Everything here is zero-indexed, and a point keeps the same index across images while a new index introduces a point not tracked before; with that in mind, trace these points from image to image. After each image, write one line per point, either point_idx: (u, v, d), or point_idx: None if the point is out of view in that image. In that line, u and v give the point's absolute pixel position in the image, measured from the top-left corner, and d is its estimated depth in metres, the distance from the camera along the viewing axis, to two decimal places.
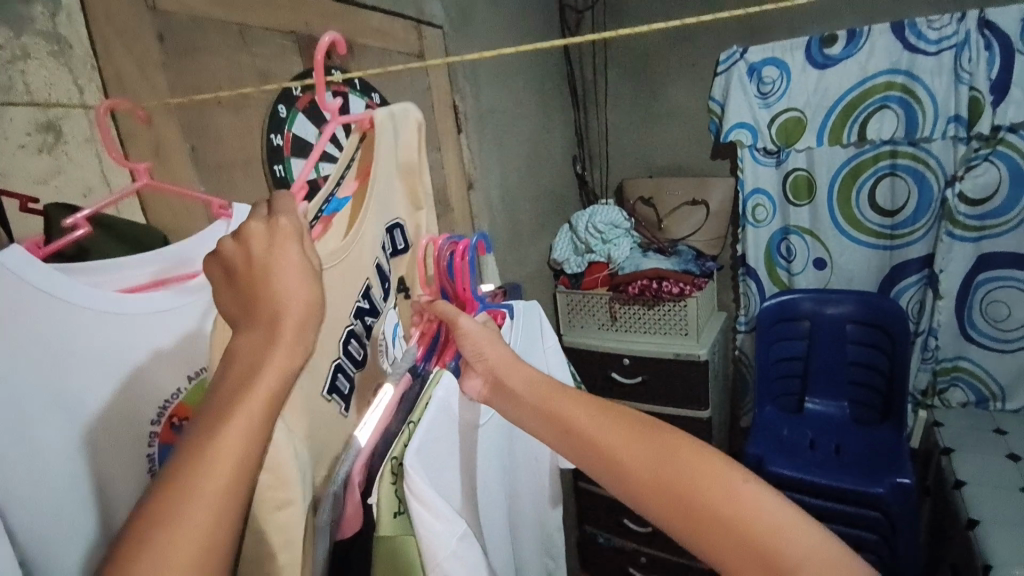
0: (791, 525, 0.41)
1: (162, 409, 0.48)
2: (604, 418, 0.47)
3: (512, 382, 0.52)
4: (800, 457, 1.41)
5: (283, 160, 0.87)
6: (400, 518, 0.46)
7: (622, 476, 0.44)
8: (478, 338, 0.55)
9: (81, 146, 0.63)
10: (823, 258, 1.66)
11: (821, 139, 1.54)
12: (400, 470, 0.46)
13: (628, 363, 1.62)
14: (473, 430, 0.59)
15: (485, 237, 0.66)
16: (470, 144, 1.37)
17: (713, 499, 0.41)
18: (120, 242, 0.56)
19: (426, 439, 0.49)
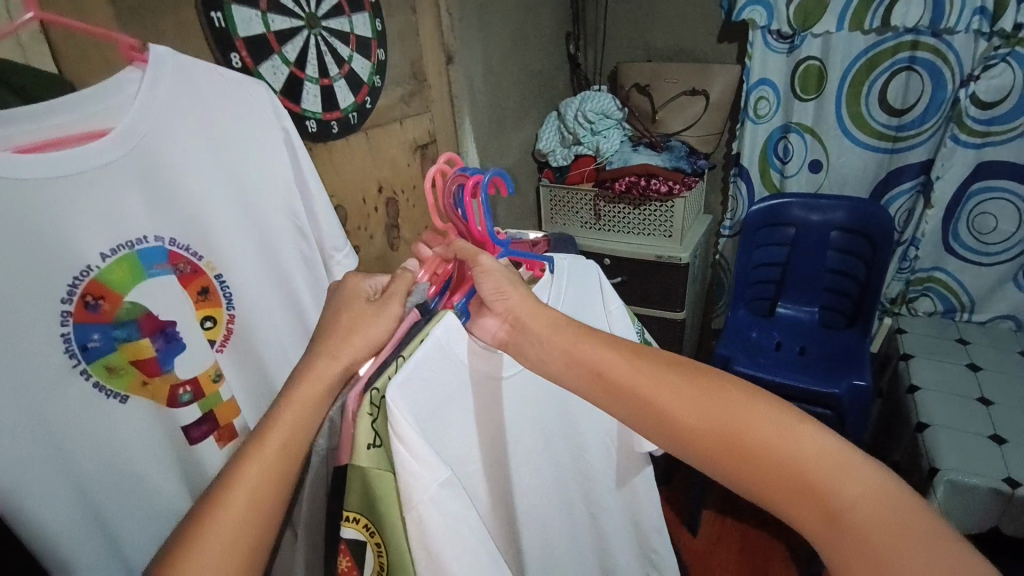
0: (845, 466, 0.44)
1: (72, 285, 0.50)
2: (655, 371, 0.49)
3: (535, 325, 0.52)
4: (763, 357, 1.46)
5: (223, 6, 0.72)
6: (374, 450, 0.47)
7: (684, 433, 0.47)
8: (500, 278, 0.55)
9: None
10: (819, 161, 1.59)
11: (842, 24, 1.39)
12: (381, 404, 0.48)
13: (608, 264, 1.60)
14: (494, 380, 0.61)
15: (503, 173, 0.60)
16: (450, 7, 1.19)
17: (769, 444, 0.45)
18: (14, 93, 0.51)
19: (413, 375, 0.51)
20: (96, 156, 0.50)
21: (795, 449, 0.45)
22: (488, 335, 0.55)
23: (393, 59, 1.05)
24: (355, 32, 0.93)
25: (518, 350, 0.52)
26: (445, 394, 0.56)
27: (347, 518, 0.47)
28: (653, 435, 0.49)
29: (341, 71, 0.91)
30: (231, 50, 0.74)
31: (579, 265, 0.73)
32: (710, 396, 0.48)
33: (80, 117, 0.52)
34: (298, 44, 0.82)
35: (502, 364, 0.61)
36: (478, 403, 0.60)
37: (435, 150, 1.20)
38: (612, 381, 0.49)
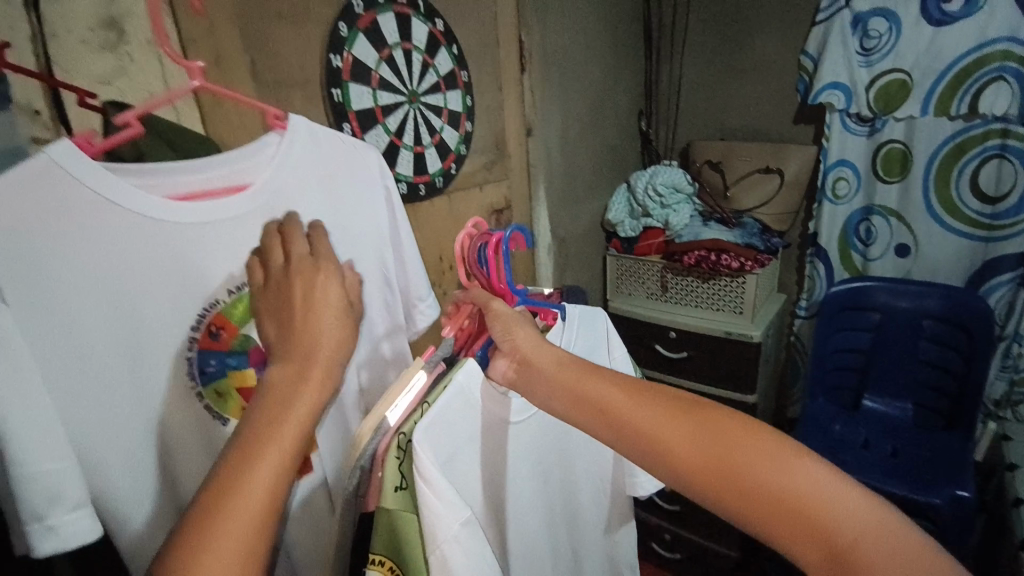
0: (838, 497, 0.43)
1: (202, 317, 0.55)
2: (647, 401, 0.50)
3: (540, 361, 0.53)
4: (849, 455, 1.34)
5: (341, 84, 0.82)
6: (401, 493, 0.51)
7: (680, 466, 0.47)
8: (509, 320, 0.57)
9: (143, 48, 0.63)
10: (907, 245, 1.51)
11: (926, 110, 1.37)
12: (406, 447, 0.52)
13: (674, 337, 1.56)
14: (502, 427, 0.62)
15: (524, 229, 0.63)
16: (534, 86, 1.29)
17: (762, 477, 0.45)
18: (172, 150, 0.59)
19: (436, 421, 0.54)
20: (235, 207, 0.56)
21: (793, 485, 0.44)
22: (498, 375, 0.57)
23: (480, 131, 1.13)
24: (448, 106, 1.02)
25: (528, 389, 0.53)
26: (460, 440, 0.58)
27: (374, 561, 0.51)
28: (653, 470, 0.49)
29: (433, 140, 0.99)
30: (344, 120, 0.83)
31: (587, 314, 0.74)
32: (707, 431, 0.47)
33: (226, 172, 0.58)
34: (398, 116, 0.91)
35: (511, 408, 0.61)
36: (483, 452, 0.61)
37: (510, 215, 1.26)
38: (612, 418, 0.49)
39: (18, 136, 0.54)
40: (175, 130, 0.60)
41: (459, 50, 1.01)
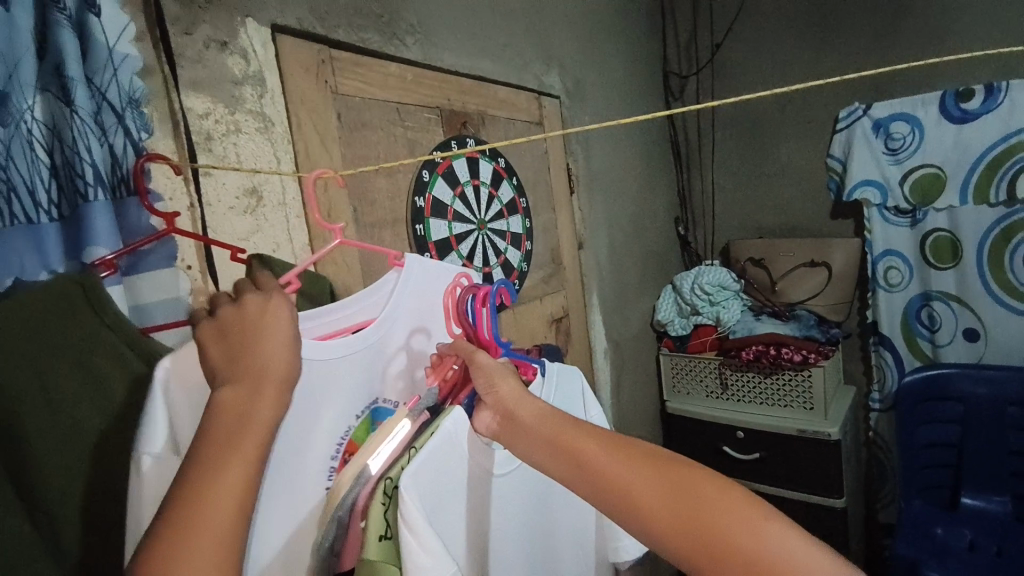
0: (816, 565, 0.40)
1: (337, 448, 0.55)
2: (621, 454, 0.46)
3: (523, 414, 0.50)
4: (957, 561, 1.20)
5: (424, 220, 0.94)
6: (385, 543, 0.45)
7: (651, 522, 0.43)
8: (493, 373, 0.53)
9: (275, 209, 0.75)
10: (975, 329, 1.46)
11: (965, 198, 1.41)
12: (394, 493, 0.46)
13: (742, 436, 1.51)
14: (486, 479, 0.56)
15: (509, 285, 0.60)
16: (582, 205, 1.41)
17: (737, 540, 0.41)
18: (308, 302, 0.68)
19: (426, 466, 0.48)
20: (361, 343, 0.56)
21: (767, 551, 0.40)
22: (483, 428, 0.53)
23: (538, 248, 1.23)
24: (510, 229, 1.12)
25: (510, 445, 0.50)
26: (447, 490, 0.52)
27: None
28: (626, 527, 0.45)
29: (498, 260, 1.09)
30: (425, 250, 0.94)
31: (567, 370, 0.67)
32: (683, 492, 0.44)
33: (351, 309, 0.59)
34: (469, 242, 1.02)
35: (495, 459, 0.56)
36: (469, 509, 0.55)
37: (568, 323, 1.31)
38: (591, 473, 0.46)
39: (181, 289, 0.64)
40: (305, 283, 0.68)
41: (519, 181, 1.15)
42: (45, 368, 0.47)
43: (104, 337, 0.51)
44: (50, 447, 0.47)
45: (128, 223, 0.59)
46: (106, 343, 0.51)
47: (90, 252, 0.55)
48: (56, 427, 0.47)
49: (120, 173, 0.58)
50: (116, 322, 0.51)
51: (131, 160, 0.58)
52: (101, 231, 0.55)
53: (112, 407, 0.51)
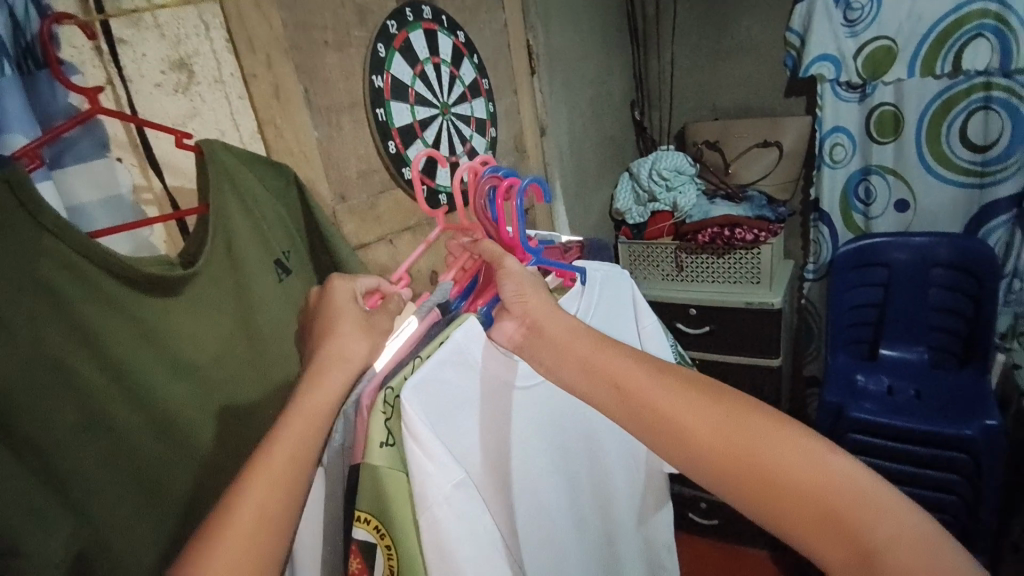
0: (864, 493, 0.42)
1: None
2: (661, 380, 0.47)
3: (551, 328, 0.50)
4: (872, 402, 1.38)
5: (384, 103, 0.83)
6: (388, 450, 0.46)
7: (709, 459, 0.44)
8: (522, 280, 0.54)
9: (212, 87, 0.63)
10: (906, 199, 1.59)
11: (912, 71, 1.45)
12: (395, 402, 0.47)
13: (695, 313, 1.60)
14: (507, 388, 0.59)
15: (540, 180, 0.61)
16: (542, 87, 1.32)
17: (789, 471, 0.43)
18: (269, 192, 0.62)
19: (431, 378, 0.51)
20: None
21: (831, 481, 0.42)
22: (503, 337, 0.54)
23: (502, 135, 1.15)
24: (475, 114, 1.03)
25: (535, 358, 0.50)
26: (457, 400, 0.54)
27: (358, 518, 0.45)
28: (671, 455, 0.45)
29: (464, 148, 0.99)
30: (389, 137, 0.84)
31: (612, 276, 0.73)
32: (736, 426, 0.45)
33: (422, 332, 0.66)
34: (435, 128, 0.92)
35: (516, 372, 0.59)
36: (484, 421, 0.56)
37: (534, 215, 1.28)
38: (630, 395, 0.46)
39: (117, 182, 0.54)
40: (257, 188, 0.60)
41: (480, 59, 1.05)
42: None
43: (48, 246, 0.44)
44: (69, 416, 0.45)
45: (42, 107, 0.49)
46: (55, 252, 0.45)
47: (7, 141, 0.45)
48: (31, 363, 0.44)
49: (24, 41, 0.47)
50: (60, 226, 0.44)
51: (36, 24, 0.48)
52: (15, 115, 0.45)
53: (119, 364, 0.48)
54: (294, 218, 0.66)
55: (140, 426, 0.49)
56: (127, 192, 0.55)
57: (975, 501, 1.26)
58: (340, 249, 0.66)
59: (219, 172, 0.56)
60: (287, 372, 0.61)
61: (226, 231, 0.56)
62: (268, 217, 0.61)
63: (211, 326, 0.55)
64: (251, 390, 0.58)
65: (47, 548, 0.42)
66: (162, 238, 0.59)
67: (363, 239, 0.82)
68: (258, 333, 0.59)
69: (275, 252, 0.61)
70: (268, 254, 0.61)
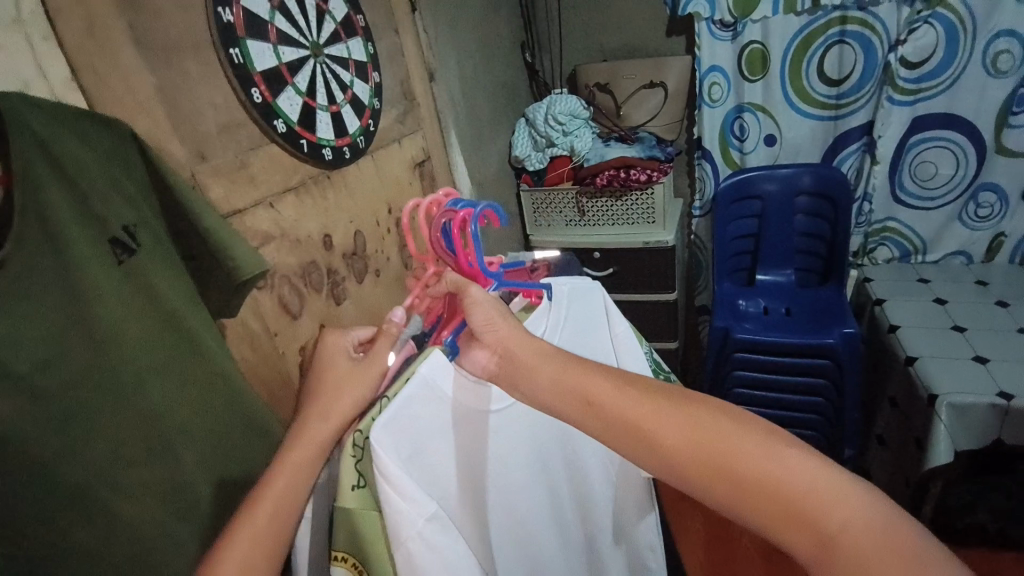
0: (824, 483, 0.44)
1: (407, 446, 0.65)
2: (628, 388, 0.47)
3: (522, 352, 0.49)
4: (751, 321, 1.55)
5: (238, 42, 0.70)
6: (360, 491, 0.49)
7: (678, 463, 0.45)
8: (488, 309, 0.53)
9: (8, 28, 0.49)
10: (773, 134, 1.73)
11: (776, 8, 1.54)
12: (365, 444, 0.49)
13: (599, 256, 1.65)
14: (482, 415, 0.60)
15: (496, 205, 0.63)
16: (426, 26, 1.22)
17: (753, 468, 0.44)
18: (106, 158, 0.51)
19: (402, 416, 0.52)
20: None
21: (792, 475, 0.44)
22: (478, 368, 0.53)
23: (386, 81, 1.05)
24: (353, 57, 0.92)
25: (510, 386, 0.49)
26: (429, 433, 0.56)
27: (336, 557, 0.48)
28: (640, 459, 0.46)
29: (345, 96, 0.89)
30: (251, 84, 0.72)
31: (581, 289, 0.73)
32: (702, 426, 0.46)
33: None
34: (307, 73, 0.80)
35: (491, 398, 0.60)
36: (459, 448, 0.59)
37: (432, 167, 1.19)
38: (600, 410, 0.46)
39: None
40: (85, 153, 0.48)
41: None
42: None
43: None
44: None
45: None
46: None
47: None
48: None
49: None
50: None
51: None
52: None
53: None
54: (144, 189, 0.54)
55: None
56: None
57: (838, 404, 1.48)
58: (208, 219, 0.57)
59: (22, 134, 0.44)
60: (144, 366, 0.52)
61: (39, 210, 0.45)
62: (97, 183, 0.49)
63: (35, 330, 0.45)
64: (105, 394, 0.49)
65: None
66: None
67: (236, 205, 0.71)
68: (97, 324, 0.48)
69: (110, 229, 0.50)
70: (100, 233, 0.49)
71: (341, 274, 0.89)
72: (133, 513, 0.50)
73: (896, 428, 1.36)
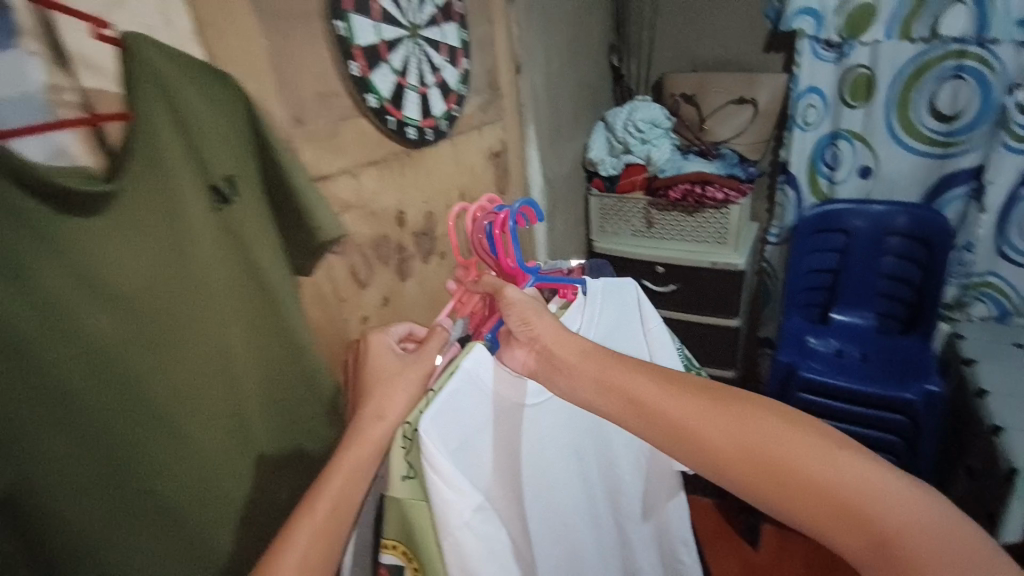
0: (892, 491, 0.42)
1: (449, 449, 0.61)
2: (684, 398, 0.45)
3: (562, 351, 0.49)
4: (821, 361, 1.45)
5: (344, 15, 0.73)
6: (410, 481, 0.48)
7: (738, 470, 0.43)
8: (525, 309, 0.53)
9: None
10: (869, 166, 1.61)
11: (890, 32, 1.44)
12: (412, 436, 0.48)
13: (662, 271, 1.60)
14: (517, 408, 0.59)
15: (532, 202, 0.65)
16: (519, 19, 1.22)
17: (818, 477, 0.42)
18: (214, 108, 0.53)
19: (448, 406, 0.51)
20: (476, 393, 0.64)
21: (860, 485, 0.41)
22: (517, 364, 0.52)
23: (475, 68, 1.06)
24: (446, 41, 0.93)
25: (549, 384, 0.49)
26: (473, 426, 0.54)
27: (386, 544, 0.49)
28: (695, 466, 0.44)
29: (435, 79, 0.90)
30: (350, 57, 0.74)
31: (615, 284, 0.69)
32: (761, 432, 0.43)
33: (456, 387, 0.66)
34: (402, 53, 0.82)
35: (526, 391, 0.59)
36: (495, 440, 0.57)
37: (507, 158, 1.20)
38: (648, 412, 0.45)
39: (31, 76, 0.44)
40: (197, 102, 0.51)
41: None
42: None
43: None
44: None
45: None
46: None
47: None
48: None
49: None
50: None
51: None
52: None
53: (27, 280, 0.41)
54: (242, 141, 0.56)
55: (60, 357, 0.42)
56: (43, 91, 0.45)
57: (906, 461, 1.37)
58: (296, 178, 0.59)
59: (146, 74, 0.47)
60: (223, 305, 0.54)
61: (151, 146, 0.48)
62: (208, 131, 0.52)
63: (140, 255, 0.47)
64: (193, 327, 0.51)
65: None
66: (81, 150, 0.49)
67: (323, 170, 0.74)
68: (188, 263, 0.51)
69: (212, 176, 0.53)
70: (202, 177, 0.52)
71: (409, 251, 0.91)
72: (203, 449, 0.52)
73: (973, 503, 1.23)
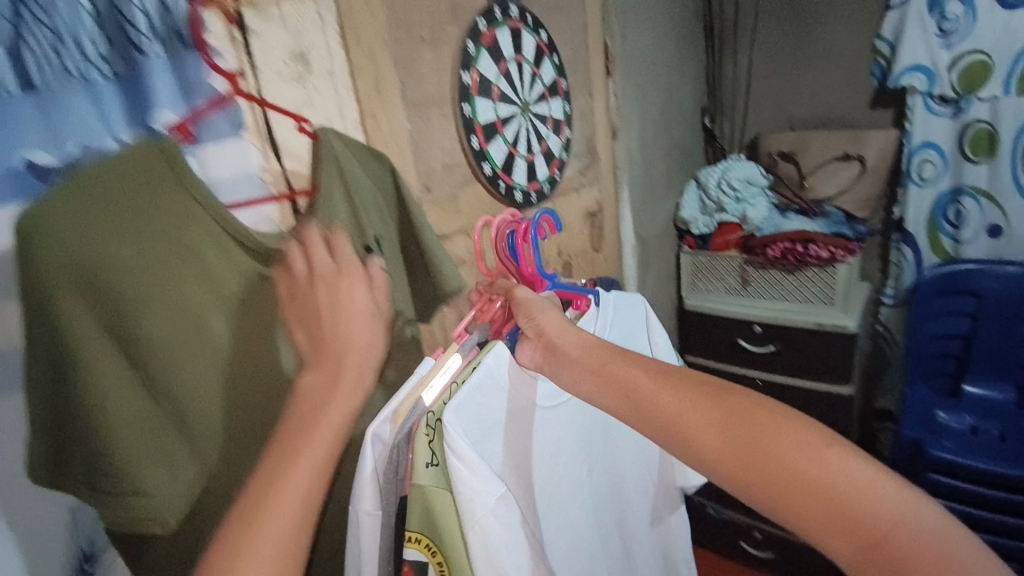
0: (871, 481, 0.44)
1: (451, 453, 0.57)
2: (672, 391, 0.50)
3: (567, 346, 0.55)
4: (952, 440, 1.28)
5: (470, 99, 0.84)
6: (434, 469, 0.49)
7: (718, 459, 0.47)
8: (530, 305, 0.58)
9: (325, 78, 0.66)
10: (1000, 224, 1.47)
11: (1010, 88, 1.35)
12: (436, 425, 0.50)
13: (760, 331, 1.54)
14: (529, 406, 0.60)
15: (550, 212, 0.64)
16: (617, 91, 1.31)
17: (793, 463, 0.45)
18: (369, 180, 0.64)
19: (467, 399, 0.53)
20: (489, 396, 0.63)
21: (838, 477, 0.44)
22: (526, 360, 0.58)
23: (576, 136, 1.16)
24: (552, 114, 1.03)
25: (555, 375, 0.55)
26: (492, 421, 0.55)
27: (410, 538, 0.49)
28: (685, 459, 0.49)
29: (541, 147, 0.99)
30: (472, 132, 0.85)
31: (625, 297, 0.74)
32: (741, 423, 0.48)
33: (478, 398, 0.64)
34: (514, 127, 0.92)
35: (539, 391, 0.61)
36: (510, 441, 0.57)
37: (602, 218, 1.26)
38: (641, 404, 0.50)
39: (249, 160, 0.58)
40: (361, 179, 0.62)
41: (560, 60, 1.05)
42: (146, 243, 0.46)
43: (197, 216, 0.49)
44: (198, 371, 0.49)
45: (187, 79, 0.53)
46: (197, 220, 0.49)
47: (158, 117, 0.52)
48: (174, 312, 0.47)
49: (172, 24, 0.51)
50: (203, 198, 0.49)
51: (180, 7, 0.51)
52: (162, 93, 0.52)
53: (244, 324, 0.52)
54: (386, 205, 0.67)
55: (257, 385, 0.53)
56: (258, 172, 0.59)
57: None
58: (426, 235, 0.68)
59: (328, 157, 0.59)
60: None
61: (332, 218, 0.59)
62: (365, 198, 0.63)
63: None
64: None
65: (179, 488, 0.46)
66: (276, 214, 0.62)
67: (444, 230, 0.83)
68: None
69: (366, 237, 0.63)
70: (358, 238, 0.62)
71: None
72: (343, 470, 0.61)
73: None
